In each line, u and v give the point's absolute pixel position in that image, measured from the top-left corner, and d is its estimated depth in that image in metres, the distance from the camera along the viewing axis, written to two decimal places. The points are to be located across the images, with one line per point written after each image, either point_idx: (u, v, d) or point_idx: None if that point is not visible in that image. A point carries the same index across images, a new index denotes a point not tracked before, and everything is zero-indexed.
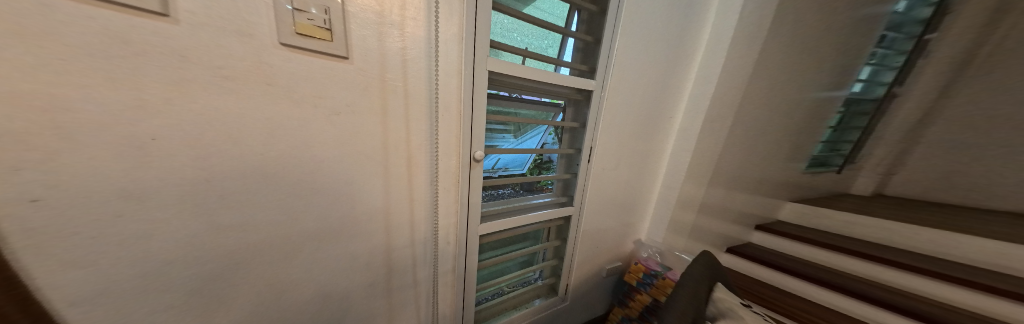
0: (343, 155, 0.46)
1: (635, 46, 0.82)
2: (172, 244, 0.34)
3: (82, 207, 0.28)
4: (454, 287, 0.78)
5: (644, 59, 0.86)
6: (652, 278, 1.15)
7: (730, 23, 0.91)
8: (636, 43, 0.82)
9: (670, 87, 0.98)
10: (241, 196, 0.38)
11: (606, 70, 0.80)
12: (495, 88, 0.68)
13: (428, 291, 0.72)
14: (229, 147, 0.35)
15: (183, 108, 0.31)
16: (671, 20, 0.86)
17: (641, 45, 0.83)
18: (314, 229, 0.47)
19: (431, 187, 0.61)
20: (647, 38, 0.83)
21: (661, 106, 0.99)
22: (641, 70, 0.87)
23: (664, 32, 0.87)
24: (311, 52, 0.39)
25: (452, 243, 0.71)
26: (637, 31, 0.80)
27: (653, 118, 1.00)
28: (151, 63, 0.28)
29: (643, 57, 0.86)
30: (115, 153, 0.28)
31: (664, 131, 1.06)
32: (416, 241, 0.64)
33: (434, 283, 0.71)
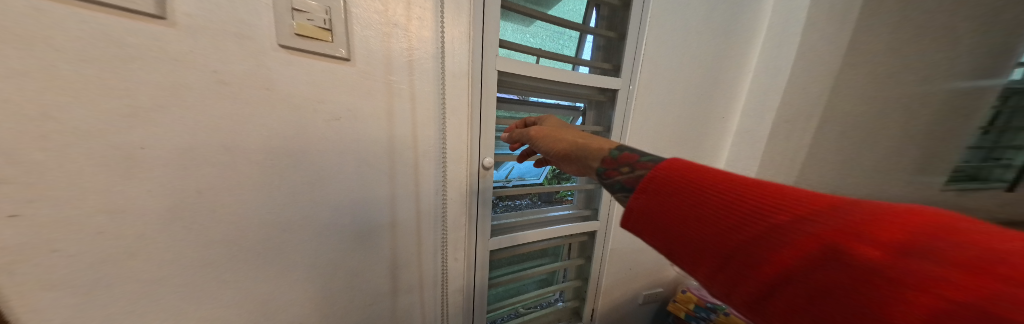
0: (343, 164, 0.43)
1: (669, 40, 0.74)
2: (158, 260, 0.32)
3: (66, 220, 0.26)
4: (464, 309, 0.71)
5: (681, 54, 0.77)
6: (707, 312, 1.07)
7: (797, 19, 0.83)
8: (671, 36, 0.74)
9: (723, 81, 0.88)
10: (233, 209, 0.35)
11: (634, 67, 0.73)
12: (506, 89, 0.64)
13: (435, 311, 0.66)
14: (224, 156, 0.33)
15: (176, 116, 0.29)
16: (713, 10, 0.77)
17: (676, 38, 0.75)
18: (310, 243, 0.44)
19: (438, 196, 0.56)
20: (686, 30, 0.75)
21: (708, 106, 0.89)
22: (682, 64, 0.79)
23: (709, 23, 0.78)
24: (311, 55, 0.37)
25: (462, 260, 0.66)
26: (674, 22, 0.73)
27: (696, 119, 0.88)
28: (145, 67, 0.27)
29: (680, 51, 0.77)
30: (102, 165, 0.26)
31: (712, 133, 0.94)
32: (423, 255, 0.59)
33: (443, 302, 0.66)
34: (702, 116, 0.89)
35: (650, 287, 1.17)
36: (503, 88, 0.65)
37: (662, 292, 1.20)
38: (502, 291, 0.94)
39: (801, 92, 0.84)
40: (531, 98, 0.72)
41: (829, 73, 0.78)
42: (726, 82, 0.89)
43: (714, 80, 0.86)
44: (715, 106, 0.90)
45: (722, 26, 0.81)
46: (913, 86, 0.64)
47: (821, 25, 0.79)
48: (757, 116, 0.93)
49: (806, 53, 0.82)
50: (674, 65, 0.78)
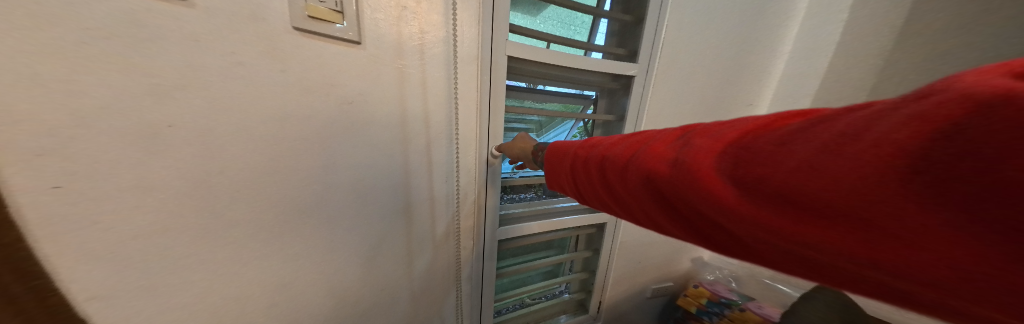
0: (356, 146, 0.45)
1: (689, 23, 0.71)
2: (186, 238, 0.32)
3: (96, 197, 0.26)
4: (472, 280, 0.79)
5: (703, 37, 0.75)
6: (720, 307, 1.12)
7: None
8: (694, 19, 0.71)
9: (736, 69, 0.86)
10: (252, 190, 0.36)
11: (652, 52, 0.70)
12: (515, 76, 0.66)
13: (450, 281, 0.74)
14: (244, 138, 0.34)
15: (199, 96, 0.30)
16: None
17: (697, 21, 0.71)
18: (325, 222, 0.46)
19: (450, 183, 0.63)
20: (708, 12, 0.72)
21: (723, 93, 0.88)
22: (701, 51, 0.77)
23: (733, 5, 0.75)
24: (321, 37, 0.37)
25: (470, 236, 0.73)
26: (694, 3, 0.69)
27: (710, 107, 0.87)
28: (168, 48, 0.27)
29: (701, 34, 0.74)
30: (133, 142, 0.27)
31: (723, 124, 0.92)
32: (437, 229, 0.65)
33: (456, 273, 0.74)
34: (715, 104, 0.88)
35: (659, 281, 1.18)
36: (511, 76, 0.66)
37: (671, 286, 1.21)
38: (507, 282, 0.95)
39: None
40: (539, 87, 0.72)
41: None
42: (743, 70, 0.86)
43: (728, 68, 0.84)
44: (727, 93, 0.89)
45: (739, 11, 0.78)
46: None
47: None
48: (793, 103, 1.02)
49: None
50: (690, 52, 0.75)
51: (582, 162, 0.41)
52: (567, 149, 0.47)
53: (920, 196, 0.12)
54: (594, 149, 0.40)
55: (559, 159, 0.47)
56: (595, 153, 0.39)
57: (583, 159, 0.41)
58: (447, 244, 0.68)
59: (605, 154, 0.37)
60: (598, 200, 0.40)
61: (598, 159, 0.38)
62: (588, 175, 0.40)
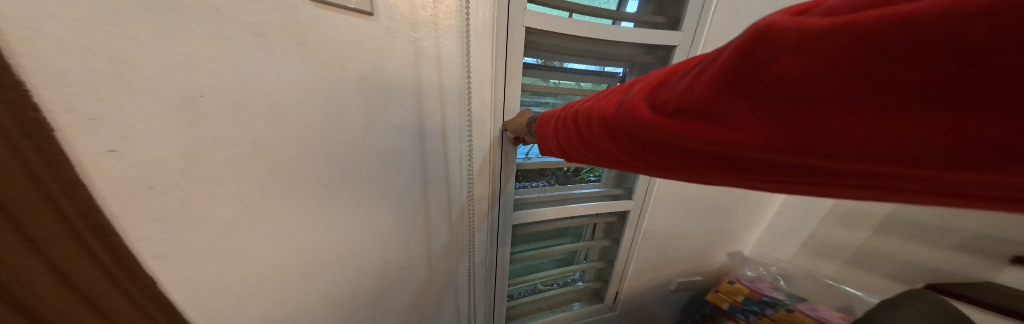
0: (374, 124, 0.46)
1: None
2: (228, 207, 0.34)
3: (142, 164, 0.26)
4: (489, 255, 0.82)
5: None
6: (757, 305, 1.04)
7: None
8: None
9: None
10: (284, 163, 0.38)
11: (702, 16, 0.60)
12: (534, 52, 0.63)
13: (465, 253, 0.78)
14: (270, 111, 0.35)
15: (226, 67, 0.30)
16: None
17: None
18: (350, 198, 0.48)
19: (464, 166, 0.65)
20: None
21: None
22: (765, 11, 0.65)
23: None
24: (337, 9, 0.37)
25: (484, 214, 0.75)
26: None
27: None
28: (192, 16, 0.26)
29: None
30: (172, 112, 0.27)
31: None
32: (452, 199, 0.67)
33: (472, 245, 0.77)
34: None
35: (686, 275, 1.12)
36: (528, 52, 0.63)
37: (700, 281, 1.14)
38: (520, 268, 0.96)
39: None
40: (558, 64, 0.68)
41: None
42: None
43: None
44: None
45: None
46: None
47: None
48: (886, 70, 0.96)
49: None
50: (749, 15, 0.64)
51: (564, 123, 0.49)
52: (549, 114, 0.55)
53: (760, 96, 0.19)
54: (572, 110, 0.47)
55: (545, 123, 0.55)
56: (573, 114, 0.46)
57: (564, 121, 0.48)
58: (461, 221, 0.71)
59: (581, 114, 0.44)
60: (579, 153, 0.47)
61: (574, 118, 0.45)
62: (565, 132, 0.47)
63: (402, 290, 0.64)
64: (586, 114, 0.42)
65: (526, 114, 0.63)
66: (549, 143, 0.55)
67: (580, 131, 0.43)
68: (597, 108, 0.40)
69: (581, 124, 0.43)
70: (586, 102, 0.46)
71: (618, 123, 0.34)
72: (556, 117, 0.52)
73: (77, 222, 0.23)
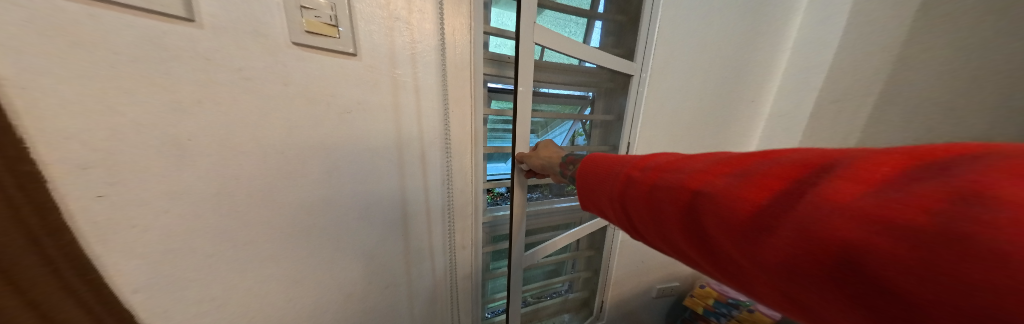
0: (358, 151, 0.48)
1: (682, 23, 0.72)
2: (210, 240, 0.36)
3: (136, 202, 0.30)
4: (472, 282, 0.77)
5: (695, 37, 0.75)
6: (729, 308, 1.02)
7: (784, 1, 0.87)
8: (686, 19, 0.72)
9: (733, 67, 0.88)
10: (266, 193, 0.40)
11: (646, 52, 0.68)
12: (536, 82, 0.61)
13: (446, 281, 0.73)
14: (255, 148, 0.37)
15: (212, 111, 0.33)
16: None
17: (688, 20, 0.72)
18: (331, 225, 0.49)
19: (444, 188, 0.64)
20: (701, 11, 0.73)
21: (721, 90, 0.89)
22: (697, 46, 0.77)
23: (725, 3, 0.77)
24: (321, 51, 0.40)
25: (470, 247, 0.72)
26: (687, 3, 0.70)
27: (707, 106, 0.89)
28: (183, 67, 0.30)
29: (694, 34, 0.75)
30: (160, 154, 0.30)
31: (718, 123, 0.95)
32: (433, 232, 0.66)
33: (451, 275, 0.73)
34: (708, 101, 0.89)
35: (665, 281, 1.15)
36: (496, 78, 0.65)
37: (678, 286, 1.18)
38: None
39: None
40: (542, 90, 0.68)
41: None
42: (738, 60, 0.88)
43: (722, 65, 0.85)
44: (726, 90, 0.90)
45: (732, 7, 0.78)
46: None
47: None
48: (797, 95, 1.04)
49: None
50: (686, 50, 0.75)
51: (642, 188, 0.28)
52: (613, 167, 0.35)
53: None
54: (664, 172, 0.26)
55: (606, 180, 0.35)
56: (663, 178, 0.26)
57: (643, 185, 0.28)
58: (439, 248, 0.69)
59: (686, 179, 0.23)
60: (664, 242, 0.26)
61: (671, 201, 0.24)
62: (650, 213, 0.26)
63: (385, 314, 0.63)
64: (699, 185, 0.22)
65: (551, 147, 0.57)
66: (609, 209, 0.35)
67: (681, 211, 0.23)
68: (733, 182, 0.20)
69: (683, 200, 0.23)
70: (693, 162, 0.25)
71: (815, 235, 0.13)
72: (626, 177, 0.31)
73: (75, 283, 0.26)
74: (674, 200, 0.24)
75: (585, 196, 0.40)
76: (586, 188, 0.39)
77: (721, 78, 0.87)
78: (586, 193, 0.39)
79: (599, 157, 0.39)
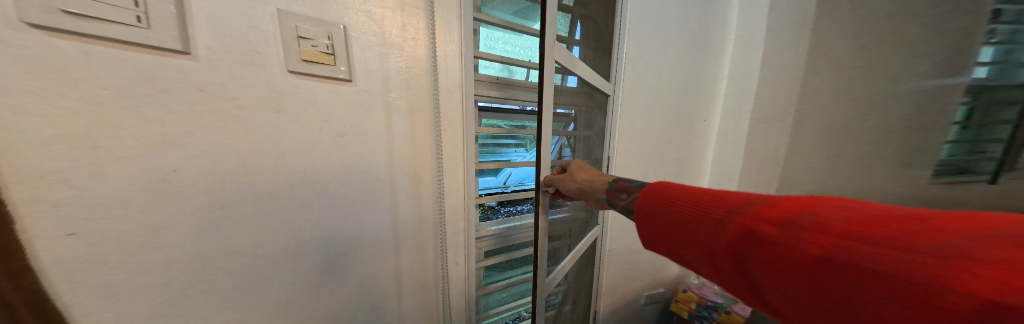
0: (350, 175, 0.47)
1: (647, 49, 0.81)
2: (186, 271, 0.35)
3: (112, 237, 0.30)
4: (466, 312, 0.71)
5: (661, 61, 0.85)
6: (709, 311, 1.05)
7: (755, 22, 0.93)
8: (650, 46, 0.81)
9: (701, 85, 0.97)
10: (250, 221, 0.39)
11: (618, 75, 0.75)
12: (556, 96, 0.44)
13: (439, 313, 0.67)
14: (242, 173, 0.37)
15: (203, 141, 0.33)
16: (683, 23, 0.86)
17: (653, 47, 0.82)
18: (318, 252, 0.46)
19: (437, 204, 0.60)
20: (663, 39, 0.83)
21: (693, 106, 0.97)
22: (658, 72, 0.85)
23: (684, 32, 0.87)
24: (317, 77, 0.41)
25: (463, 264, 0.67)
26: (646, 37, 0.80)
27: (682, 121, 0.96)
28: (175, 98, 0.31)
29: (660, 59, 0.84)
30: (141, 185, 0.30)
31: (694, 136, 1.00)
32: (427, 264, 0.62)
33: (445, 306, 0.67)
34: (683, 117, 0.96)
35: (652, 288, 1.18)
36: (499, 99, 0.68)
37: (664, 292, 1.21)
38: (506, 296, 0.88)
39: (783, 88, 0.88)
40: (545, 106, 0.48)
41: (796, 73, 0.85)
42: (704, 80, 0.97)
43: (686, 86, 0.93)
44: (697, 106, 0.98)
45: (687, 38, 0.88)
46: (882, 85, 0.69)
47: (785, 32, 0.87)
48: (735, 116, 1.01)
49: (772, 55, 0.90)
50: (654, 72, 0.84)
51: (800, 260, 0.15)
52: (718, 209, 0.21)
53: None
54: (876, 244, 0.13)
55: (700, 227, 0.22)
56: (867, 252, 0.13)
57: (803, 255, 0.15)
58: (432, 274, 0.63)
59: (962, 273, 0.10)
60: None
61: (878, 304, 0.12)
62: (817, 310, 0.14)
63: None
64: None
65: (586, 167, 0.44)
66: (709, 269, 0.21)
67: None
68: None
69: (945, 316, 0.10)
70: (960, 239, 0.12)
71: None
72: (749, 231, 0.18)
73: None
74: (914, 310, 0.10)
75: (649, 237, 0.27)
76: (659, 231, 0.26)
77: (691, 96, 0.95)
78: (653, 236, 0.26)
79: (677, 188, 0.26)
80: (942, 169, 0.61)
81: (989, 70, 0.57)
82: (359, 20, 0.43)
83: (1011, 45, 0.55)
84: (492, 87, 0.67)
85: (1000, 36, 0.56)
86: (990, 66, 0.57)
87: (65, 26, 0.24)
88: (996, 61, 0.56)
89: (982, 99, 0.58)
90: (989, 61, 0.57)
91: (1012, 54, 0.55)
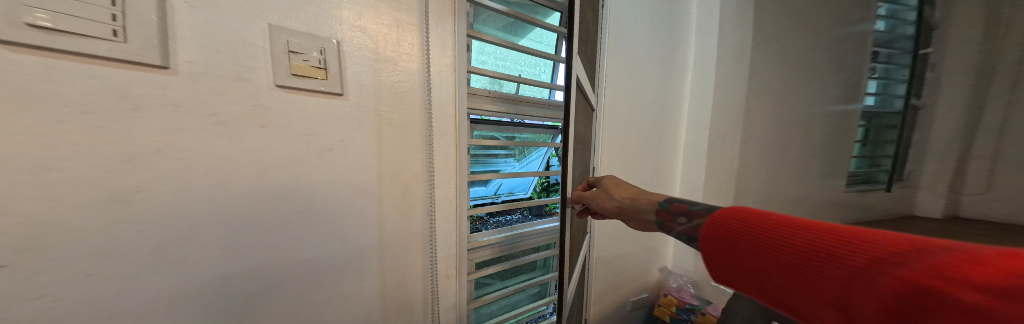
0: (337, 191, 0.45)
1: (624, 68, 0.88)
2: (143, 302, 0.31)
3: (57, 268, 0.27)
4: None
5: (636, 79, 0.93)
6: (688, 313, 1.11)
7: (710, 48, 1.05)
8: (627, 66, 0.89)
9: (669, 102, 1.06)
10: (223, 242, 0.36)
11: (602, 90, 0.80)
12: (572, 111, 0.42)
13: None
14: (217, 192, 0.34)
15: (174, 158, 0.31)
16: (653, 47, 0.96)
17: (630, 67, 0.90)
18: (297, 273, 0.43)
19: (428, 216, 0.58)
20: (636, 60, 0.91)
21: (664, 121, 1.06)
22: (633, 89, 0.93)
23: (654, 55, 0.97)
24: (305, 91, 0.40)
25: (454, 277, 0.65)
26: (624, 57, 0.88)
27: (655, 134, 1.04)
28: (148, 114, 0.29)
29: (635, 78, 0.92)
30: (97, 209, 0.28)
31: (667, 147, 1.09)
32: (417, 280, 0.59)
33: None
34: (656, 130, 1.04)
35: (636, 293, 1.23)
36: (493, 112, 0.70)
37: (647, 297, 1.26)
38: (497, 309, 0.86)
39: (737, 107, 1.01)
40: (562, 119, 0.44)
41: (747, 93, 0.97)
42: (671, 98, 1.07)
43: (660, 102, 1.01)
44: (668, 121, 1.07)
45: (657, 59, 0.98)
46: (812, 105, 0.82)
47: (732, 59, 1.02)
48: (698, 131, 1.11)
49: (727, 78, 1.03)
50: (630, 88, 0.92)
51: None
52: (879, 259, 0.14)
53: None
54: None
55: (816, 268, 0.17)
56: None
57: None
58: (422, 293, 0.60)
59: None
60: None
61: None
62: None
63: None
64: None
65: (617, 183, 0.44)
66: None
67: None
68: None
69: None
70: None
71: None
72: (890, 284, 0.13)
73: None
74: None
75: (749, 280, 0.21)
76: (773, 276, 0.19)
77: (661, 111, 1.04)
78: (761, 281, 0.20)
79: (803, 225, 0.19)
80: (851, 179, 0.73)
81: (876, 99, 0.69)
82: (352, 35, 0.43)
83: (885, 81, 0.68)
84: (487, 101, 0.69)
85: (877, 73, 0.69)
86: (875, 96, 0.69)
87: (27, 40, 0.23)
88: (879, 92, 0.69)
89: (873, 123, 0.69)
90: (875, 92, 0.69)
91: (890, 87, 0.67)
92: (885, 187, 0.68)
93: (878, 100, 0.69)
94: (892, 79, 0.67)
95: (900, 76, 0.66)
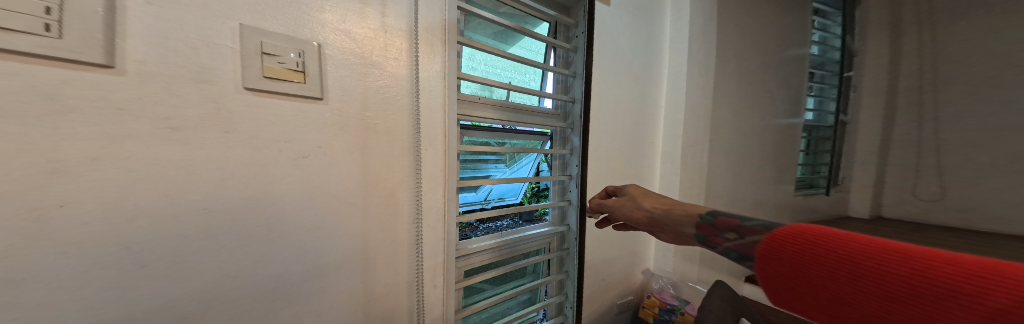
0: (312, 201, 0.42)
1: (607, 78, 0.93)
2: None
3: None
4: None
5: (617, 89, 0.97)
6: (670, 314, 1.16)
7: (682, 63, 1.13)
8: (610, 77, 0.93)
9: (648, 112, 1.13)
10: (174, 262, 0.32)
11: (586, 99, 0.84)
12: None
13: None
14: (167, 205, 0.31)
15: (114, 167, 0.27)
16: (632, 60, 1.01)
17: (613, 77, 0.95)
18: (264, 291, 0.39)
19: (414, 225, 0.56)
20: (617, 71, 0.96)
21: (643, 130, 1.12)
22: (615, 98, 0.97)
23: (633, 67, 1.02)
24: (279, 95, 0.37)
25: (441, 287, 0.62)
26: (606, 68, 0.92)
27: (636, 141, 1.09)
28: (82, 117, 0.25)
29: (616, 88, 0.97)
30: (9, 228, 0.23)
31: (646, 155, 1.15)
32: (401, 293, 0.56)
33: None
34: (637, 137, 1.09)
35: (622, 296, 1.25)
36: (482, 118, 0.69)
37: (632, 299, 1.29)
38: (485, 318, 0.84)
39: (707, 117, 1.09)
40: None
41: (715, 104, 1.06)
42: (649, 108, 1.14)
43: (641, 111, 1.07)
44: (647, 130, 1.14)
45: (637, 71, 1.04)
46: None
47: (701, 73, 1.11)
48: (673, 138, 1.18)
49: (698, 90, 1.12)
50: (613, 97, 0.96)
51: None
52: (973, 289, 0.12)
53: None
54: None
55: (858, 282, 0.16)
56: None
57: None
58: (406, 306, 0.57)
59: None
60: None
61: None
62: None
63: None
64: None
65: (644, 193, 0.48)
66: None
67: None
68: None
69: None
70: None
71: None
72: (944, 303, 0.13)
73: None
74: None
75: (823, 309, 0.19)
76: (860, 308, 0.16)
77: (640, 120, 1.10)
78: (847, 311, 0.17)
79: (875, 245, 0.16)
80: (799, 184, 0.95)
81: (814, 114, 0.97)
82: (336, 38, 0.41)
83: (821, 98, 0.96)
84: (476, 107, 0.69)
85: (814, 92, 0.98)
86: (813, 112, 0.97)
87: None
88: (816, 109, 0.97)
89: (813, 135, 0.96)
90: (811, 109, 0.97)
91: (824, 104, 0.95)
92: (824, 191, 0.91)
93: (815, 115, 0.97)
94: (826, 97, 0.95)
95: (831, 95, 0.94)
